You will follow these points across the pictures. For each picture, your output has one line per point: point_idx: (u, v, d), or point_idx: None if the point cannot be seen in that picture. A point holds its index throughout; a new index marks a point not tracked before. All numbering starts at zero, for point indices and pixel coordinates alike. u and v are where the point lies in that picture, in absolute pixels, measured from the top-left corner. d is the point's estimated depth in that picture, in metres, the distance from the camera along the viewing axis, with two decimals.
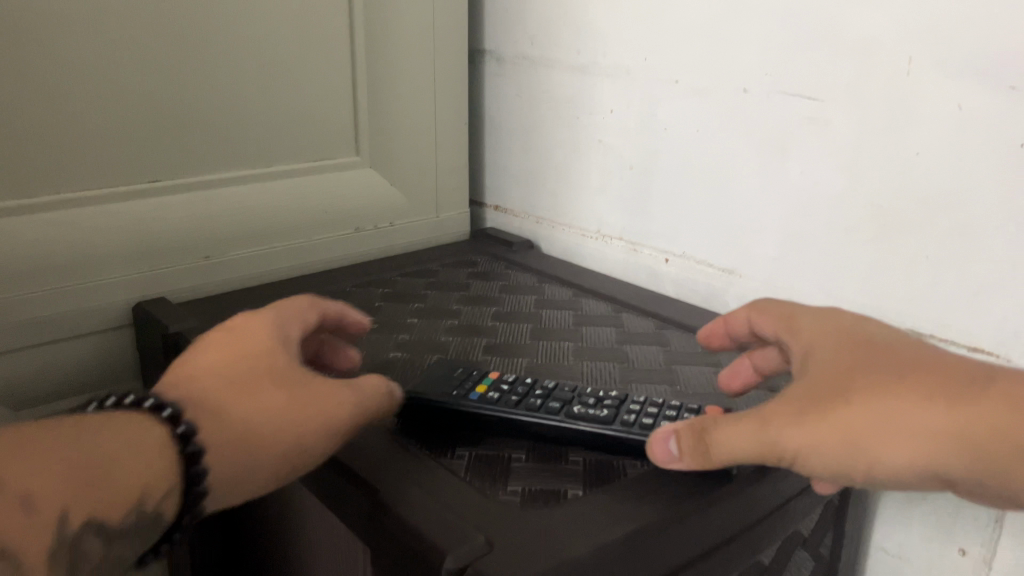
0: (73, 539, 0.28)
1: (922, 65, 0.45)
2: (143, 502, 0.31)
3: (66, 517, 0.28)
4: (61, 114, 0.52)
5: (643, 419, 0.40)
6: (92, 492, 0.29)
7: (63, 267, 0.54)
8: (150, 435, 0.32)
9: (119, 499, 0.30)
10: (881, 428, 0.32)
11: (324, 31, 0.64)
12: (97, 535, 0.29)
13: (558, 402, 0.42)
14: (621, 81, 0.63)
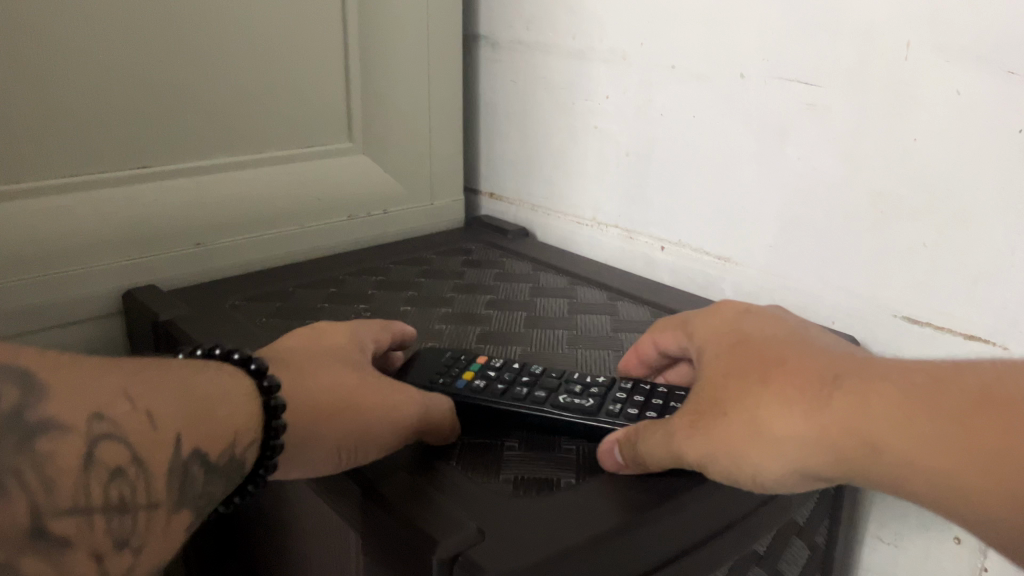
0: (183, 463, 0.30)
1: (922, 50, 0.45)
2: (236, 444, 0.32)
3: (180, 440, 0.30)
4: (49, 99, 0.52)
5: (628, 409, 0.40)
6: (201, 422, 0.31)
7: (53, 254, 0.54)
8: (243, 383, 0.34)
9: (219, 436, 0.32)
10: (747, 440, 0.32)
11: (317, 15, 0.63)
12: (202, 465, 0.31)
13: (545, 389, 0.42)
14: (618, 67, 0.63)
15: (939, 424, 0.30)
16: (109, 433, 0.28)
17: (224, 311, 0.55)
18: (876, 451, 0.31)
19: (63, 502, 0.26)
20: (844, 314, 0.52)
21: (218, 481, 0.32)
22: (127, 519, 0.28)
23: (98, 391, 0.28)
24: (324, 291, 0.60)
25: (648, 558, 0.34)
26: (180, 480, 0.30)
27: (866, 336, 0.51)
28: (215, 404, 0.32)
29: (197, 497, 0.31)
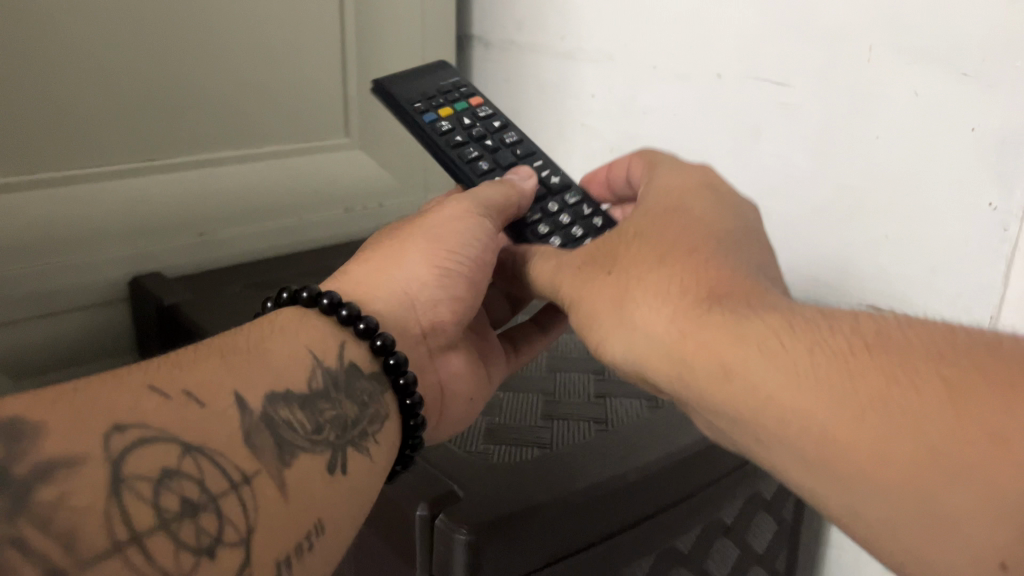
0: (260, 413, 0.34)
1: (883, 52, 0.48)
2: (322, 360, 0.37)
3: (239, 397, 0.33)
4: (61, 96, 0.55)
5: (544, 226, 0.47)
6: (254, 368, 0.35)
7: (63, 242, 0.56)
8: (306, 324, 0.39)
9: (294, 361, 0.36)
10: (613, 310, 0.36)
11: (316, 17, 0.66)
12: (283, 404, 0.35)
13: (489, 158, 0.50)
14: (604, 67, 0.65)
15: (808, 355, 0.30)
16: (142, 437, 0.30)
17: (224, 299, 0.58)
18: (728, 376, 0.31)
19: (136, 518, 0.28)
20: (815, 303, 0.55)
21: (337, 399, 0.37)
22: (214, 504, 0.30)
23: (114, 402, 0.30)
24: (321, 279, 0.62)
25: (616, 520, 0.38)
26: (269, 427, 0.34)
27: None
28: (274, 342, 0.37)
29: (299, 438, 0.34)
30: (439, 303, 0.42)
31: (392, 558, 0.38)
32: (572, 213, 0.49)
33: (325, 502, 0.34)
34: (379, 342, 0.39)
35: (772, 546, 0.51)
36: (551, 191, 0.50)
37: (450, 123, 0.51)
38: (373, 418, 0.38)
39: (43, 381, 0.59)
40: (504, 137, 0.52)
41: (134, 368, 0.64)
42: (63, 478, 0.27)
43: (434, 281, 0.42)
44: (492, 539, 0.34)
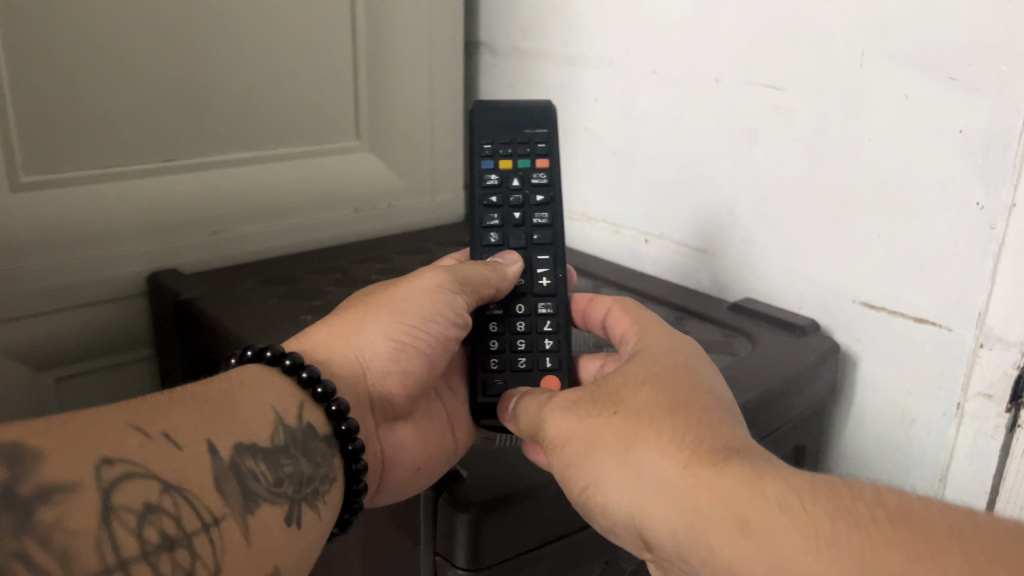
0: (228, 461, 0.35)
1: (874, 57, 0.49)
2: (284, 418, 0.39)
3: (210, 444, 0.35)
4: (83, 98, 0.57)
5: (491, 342, 0.47)
6: (225, 423, 0.36)
7: (81, 239, 0.58)
8: (274, 379, 0.40)
9: (258, 417, 0.38)
10: (594, 445, 0.36)
11: (328, 24, 0.68)
12: (249, 456, 0.36)
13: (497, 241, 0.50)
14: (606, 72, 0.67)
15: (829, 519, 0.30)
16: (127, 472, 0.31)
17: (237, 295, 0.60)
18: (745, 532, 0.30)
19: (122, 544, 0.30)
20: (810, 300, 0.56)
21: (295, 455, 0.38)
22: (188, 542, 0.32)
23: (103, 436, 0.32)
24: (331, 276, 0.64)
25: None
26: (235, 476, 0.35)
27: (829, 321, 0.55)
28: (241, 397, 0.38)
29: (261, 488, 0.36)
30: (391, 374, 0.45)
31: (397, 539, 0.40)
32: (532, 325, 0.48)
33: (282, 551, 0.36)
34: (334, 407, 0.41)
35: None
36: (533, 295, 0.48)
37: (501, 180, 0.51)
38: (324, 478, 0.40)
39: (63, 374, 0.61)
40: (538, 218, 0.50)
41: (150, 362, 0.66)
42: (61, 501, 0.29)
43: (391, 354, 0.45)
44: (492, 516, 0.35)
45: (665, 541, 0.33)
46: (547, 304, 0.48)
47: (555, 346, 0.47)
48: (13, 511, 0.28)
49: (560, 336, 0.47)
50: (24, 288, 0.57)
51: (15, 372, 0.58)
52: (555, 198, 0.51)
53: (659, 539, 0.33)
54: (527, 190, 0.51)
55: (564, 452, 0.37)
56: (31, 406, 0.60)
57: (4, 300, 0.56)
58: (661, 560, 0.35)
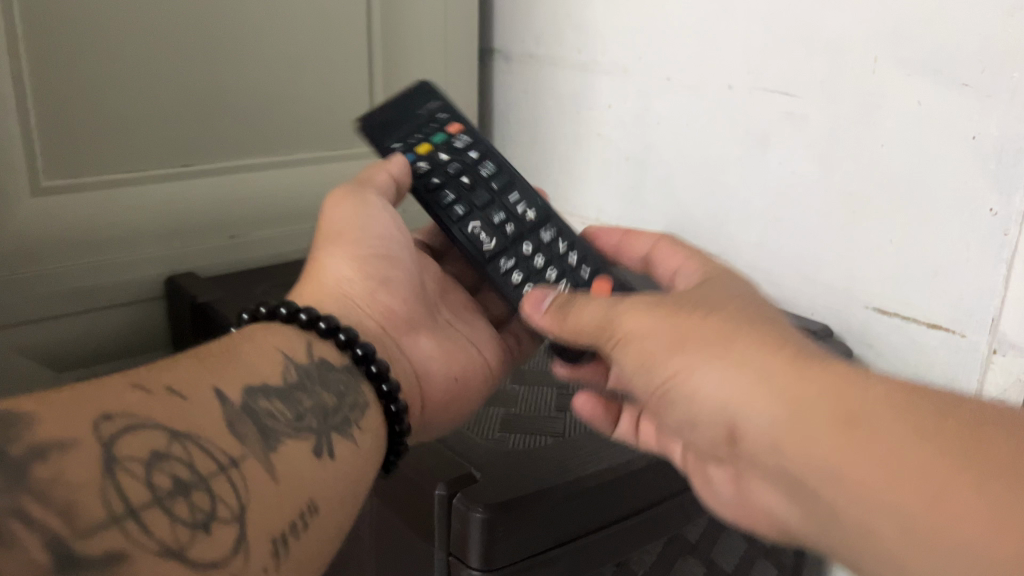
0: (239, 405, 0.36)
1: (886, 64, 0.50)
2: (294, 358, 0.40)
3: (218, 390, 0.35)
4: (105, 103, 0.58)
5: (516, 271, 0.47)
6: (230, 368, 0.37)
7: (100, 243, 0.59)
8: (273, 335, 0.41)
9: (265, 360, 0.39)
10: (697, 342, 0.34)
11: (344, 31, 0.69)
12: (262, 397, 0.37)
13: (465, 206, 0.49)
14: (619, 79, 0.68)
15: (940, 423, 0.28)
16: (132, 424, 0.31)
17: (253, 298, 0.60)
18: (853, 426, 0.29)
19: (129, 495, 0.29)
20: (822, 307, 0.56)
21: (313, 389, 0.39)
22: (205, 485, 0.31)
23: (101, 396, 0.31)
24: None
25: (624, 504, 0.40)
26: (250, 415, 0.36)
27: (841, 327, 0.56)
28: (244, 346, 0.39)
29: (281, 425, 0.36)
30: (377, 291, 0.46)
31: (410, 536, 0.40)
32: (550, 253, 0.48)
33: (315, 483, 0.36)
34: (341, 335, 0.42)
35: None
36: (530, 227, 0.49)
37: (440, 163, 0.50)
38: (353, 406, 0.40)
39: (82, 375, 0.62)
40: (496, 176, 0.51)
41: None
42: (56, 458, 0.28)
43: (361, 271, 0.46)
44: (506, 516, 0.36)
45: (762, 428, 0.32)
46: (563, 240, 0.49)
47: (592, 271, 0.48)
48: (7, 470, 0.27)
49: (579, 248, 0.49)
50: (45, 290, 0.58)
51: (35, 372, 0.59)
52: (489, 151, 0.52)
53: (753, 427, 0.32)
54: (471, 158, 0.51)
55: (644, 342, 0.37)
56: None
57: (25, 301, 0.57)
58: (743, 458, 0.34)
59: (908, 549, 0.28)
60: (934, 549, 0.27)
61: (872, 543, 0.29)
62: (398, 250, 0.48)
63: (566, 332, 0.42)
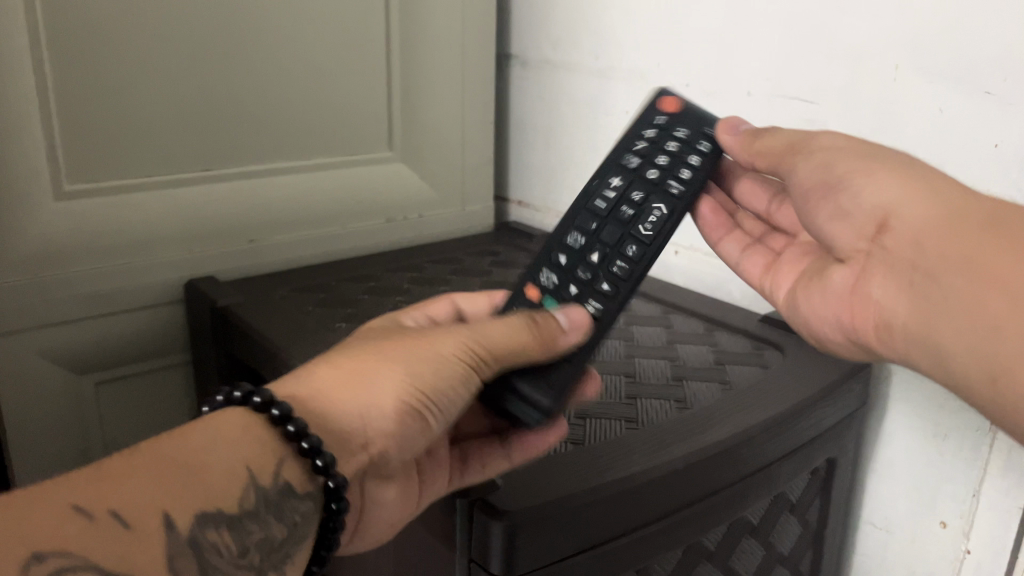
0: (186, 537, 0.32)
1: (907, 70, 0.50)
2: (257, 477, 0.35)
3: (167, 517, 0.32)
4: (125, 109, 0.58)
5: (682, 169, 0.46)
6: (186, 489, 0.33)
7: (119, 246, 0.60)
8: (252, 436, 0.36)
9: (228, 480, 0.34)
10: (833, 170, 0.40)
11: (362, 37, 0.69)
12: (212, 528, 0.33)
13: (621, 243, 0.45)
14: (636, 84, 0.68)
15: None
16: (58, 568, 0.29)
17: (272, 302, 0.61)
18: (994, 232, 0.34)
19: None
20: None
21: (266, 519, 0.36)
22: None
23: (38, 528, 0.29)
24: (364, 285, 0.65)
25: (644, 514, 0.40)
26: (195, 554, 0.32)
27: None
28: (207, 458, 0.34)
29: (223, 562, 0.34)
30: (387, 434, 0.39)
31: (432, 541, 0.41)
32: (646, 154, 0.47)
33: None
34: (318, 463, 0.37)
35: (796, 549, 0.53)
36: (619, 184, 0.47)
37: (577, 293, 0.44)
38: (297, 538, 0.37)
39: (102, 378, 0.63)
40: (576, 239, 0.46)
41: (187, 368, 0.67)
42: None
43: (400, 420, 0.39)
44: (525, 524, 0.36)
45: (911, 228, 0.37)
46: (628, 158, 0.47)
47: (657, 124, 0.48)
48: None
49: (632, 136, 0.48)
50: (65, 295, 0.58)
51: (55, 376, 0.60)
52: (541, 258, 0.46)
53: (903, 227, 0.37)
54: (563, 265, 0.45)
55: (813, 140, 0.41)
56: (70, 409, 0.61)
57: (46, 305, 0.58)
58: (884, 248, 0.38)
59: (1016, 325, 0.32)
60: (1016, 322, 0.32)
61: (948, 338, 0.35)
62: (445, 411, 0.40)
63: (747, 156, 0.44)
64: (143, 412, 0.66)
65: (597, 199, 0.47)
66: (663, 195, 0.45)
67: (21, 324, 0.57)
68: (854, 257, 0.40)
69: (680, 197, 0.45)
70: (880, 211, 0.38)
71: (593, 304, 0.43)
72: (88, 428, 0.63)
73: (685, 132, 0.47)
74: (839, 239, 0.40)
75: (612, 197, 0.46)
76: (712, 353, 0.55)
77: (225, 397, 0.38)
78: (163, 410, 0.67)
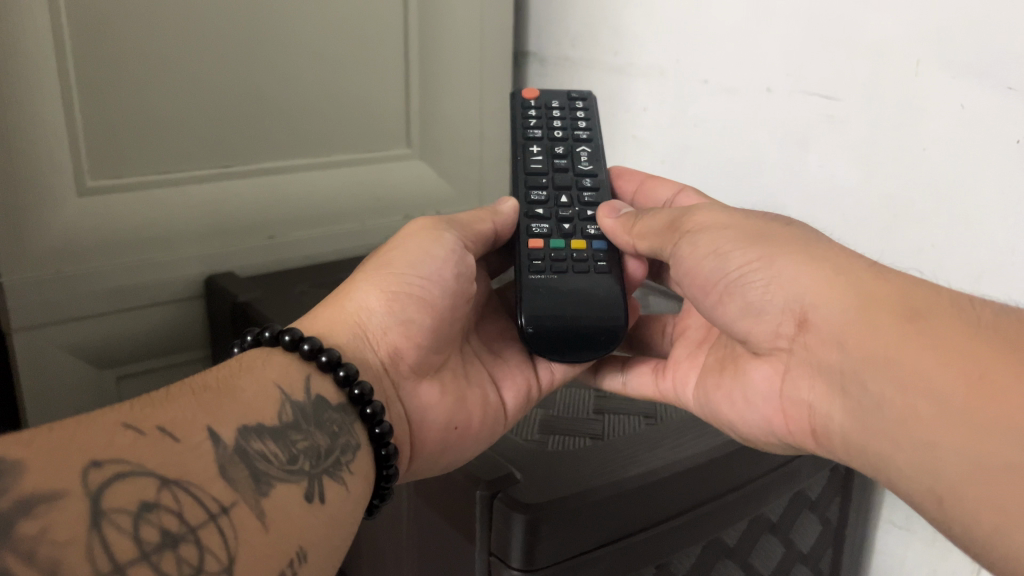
0: (232, 447, 0.33)
1: (929, 65, 0.49)
2: (291, 394, 0.37)
3: (211, 430, 0.32)
4: (147, 105, 0.59)
5: (581, 129, 0.52)
6: (224, 408, 0.34)
7: (139, 241, 0.60)
8: (283, 365, 0.38)
9: (263, 399, 0.36)
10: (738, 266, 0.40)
11: (380, 33, 0.69)
12: (255, 438, 0.34)
13: (571, 182, 0.50)
14: (655, 81, 0.68)
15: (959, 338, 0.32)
16: (119, 471, 0.28)
17: (292, 298, 0.61)
18: (916, 320, 0.34)
19: (117, 548, 0.26)
20: None
21: (308, 429, 0.37)
22: (194, 535, 0.29)
23: (91, 439, 0.29)
24: None
25: (664, 509, 0.40)
26: (243, 458, 0.33)
27: None
28: (242, 380, 0.36)
29: (272, 469, 0.34)
30: (392, 328, 0.43)
31: (450, 536, 0.41)
32: (562, 126, 0.53)
33: (306, 531, 0.33)
34: (341, 372, 0.39)
35: (817, 547, 0.52)
36: (545, 145, 0.51)
37: (571, 229, 0.48)
38: (345, 448, 0.38)
39: (123, 372, 0.63)
40: (539, 194, 0.49)
41: (206, 363, 0.68)
42: (44, 511, 0.26)
43: (388, 297, 0.43)
44: (549, 513, 0.36)
45: (829, 322, 0.37)
46: (531, 131, 0.52)
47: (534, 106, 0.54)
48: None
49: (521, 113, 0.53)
50: (87, 289, 0.59)
51: (77, 369, 0.60)
52: (521, 217, 0.49)
53: (822, 320, 0.37)
54: (544, 214, 0.49)
55: (717, 232, 0.41)
56: (92, 403, 0.62)
57: (67, 298, 0.58)
58: (805, 345, 0.38)
59: (952, 434, 0.31)
60: (953, 428, 0.31)
61: (905, 440, 0.33)
62: (435, 288, 0.44)
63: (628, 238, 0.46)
64: None
65: (530, 161, 0.51)
66: (581, 143, 0.52)
67: (43, 318, 0.57)
68: (775, 353, 0.41)
69: (590, 142, 0.52)
70: (799, 306, 0.38)
71: (601, 262, 0.46)
72: None
73: (560, 103, 0.54)
74: (754, 335, 0.41)
75: (542, 158, 0.51)
76: None
77: (253, 339, 0.40)
78: None
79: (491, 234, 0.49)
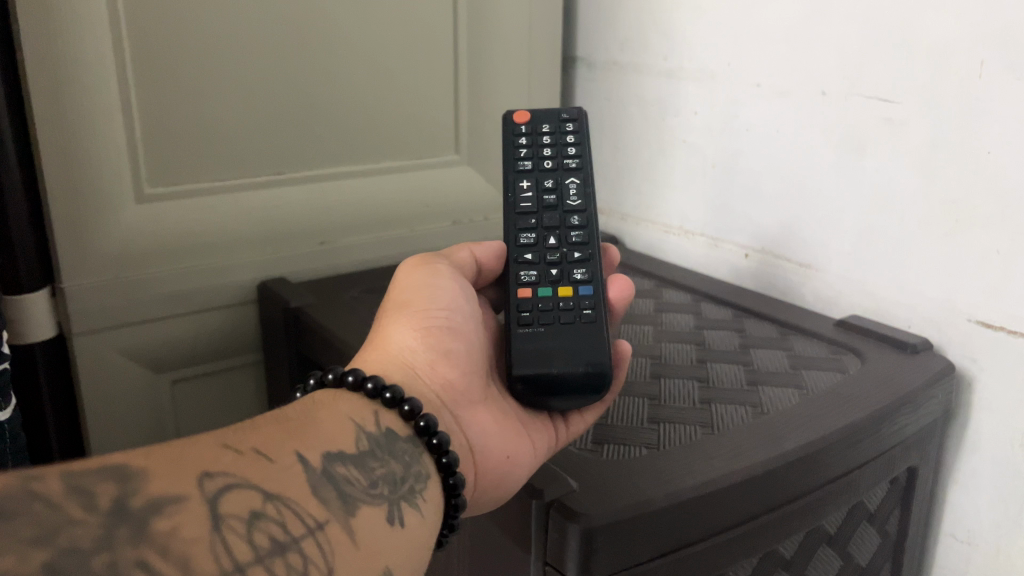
0: (321, 470, 0.34)
1: (995, 68, 0.48)
2: (363, 426, 0.38)
3: (300, 455, 0.34)
4: (203, 117, 0.60)
5: (568, 158, 0.51)
6: (309, 436, 0.35)
7: (196, 248, 0.61)
8: (353, 404, 0.39)
9: (340, 428, 0.37)
10: None
11: (431, 40, 0.70)
12: (339, 462, 0.35)
13: (558, 220, 0.49)
14: (706, 85, 0.67)
15: None
16: (229, 483, 0.30)
17: (343, 303, 0.62)
18: None
19: (236, 549, 0.28)
20: (921, 319, 0.55)
21: (383, 457, 0.37)
22: (298, 545, 0.30)
23: (197, 454, 0.30)
24: None
25: (723, 518, 0.39)
26: (331, 481, 0.33)
27: (940, 339, 0.54)
28: (321, 413, 0.37)
29: (358, 492, 0.34)
30: (435, 362, 0.43)
31: (503, 541, 0.41)
32: (556, 151, 0.51)
33: (392, 552, 0.34)
34: (406, 407, 0.39)
35: (875, 561, 0.51)
36: (534, 178, 0.50)
37: (558, 276, 0.47)
38: (418, 476, 0.38)
39: (178, 376, 0.64)
40: (528, 237, 0.48)
41: (257, 368, 0.69)
42: (171, 510, 0.27)
43: (423, 336, 0.43)
44: (609, 524, 0.36)
45: None
46: (520, 163, 0.51)
47: (523, 130, 0.52)
48: (128, 525, 0.26)
49: (511, 140, 0.52)
50: (148, 295, 0.60)
51: (135, 374, 0.62)
52: (509, 262, 0.48)
53: None
54: (532, 260, 0.48)
55: None
56: (147, 406, 0.63)
57: (126, 305, 0.59)
58: None
59: None
60: None
61: None
62: (465, 320, 0.45)
63: None
64: (217, 410, 0.67)
65: (519, 202, 0.49)
66: (568, 173, 0.51)
67: (104, 324, 0.59)
68: None
69: (580, 172, 0.51)
70: None
71: (586, 310, 0.45)
72: (165, 424, 0.64)
73: (550, 123, 0.52)
74: None
75: (532, 195, 0.50)
76: (788, 358, 0.54)
77: (316, 381, 0.40)
78: (236, 409, 0.68)
79: (472, 264, 0.49)
